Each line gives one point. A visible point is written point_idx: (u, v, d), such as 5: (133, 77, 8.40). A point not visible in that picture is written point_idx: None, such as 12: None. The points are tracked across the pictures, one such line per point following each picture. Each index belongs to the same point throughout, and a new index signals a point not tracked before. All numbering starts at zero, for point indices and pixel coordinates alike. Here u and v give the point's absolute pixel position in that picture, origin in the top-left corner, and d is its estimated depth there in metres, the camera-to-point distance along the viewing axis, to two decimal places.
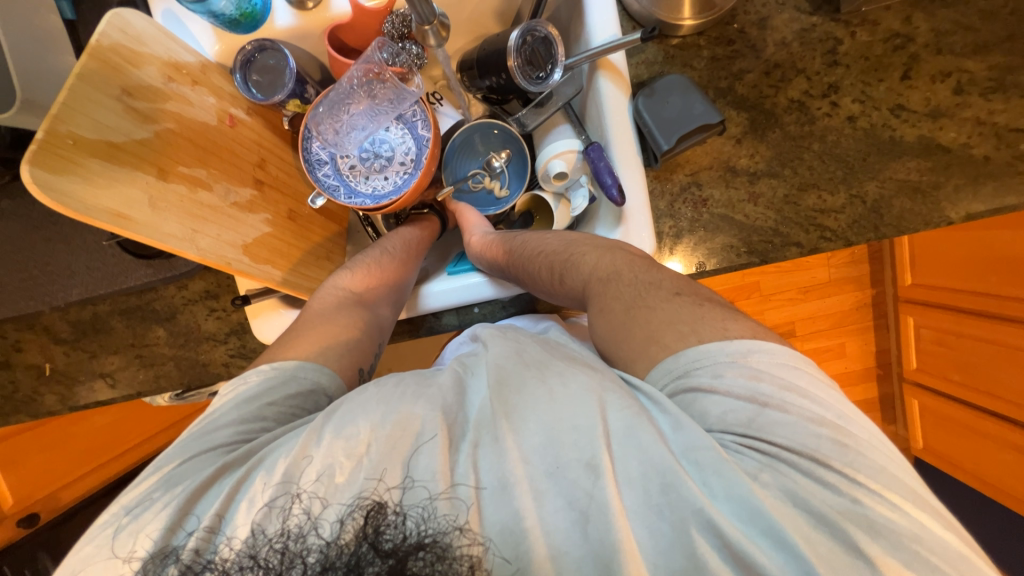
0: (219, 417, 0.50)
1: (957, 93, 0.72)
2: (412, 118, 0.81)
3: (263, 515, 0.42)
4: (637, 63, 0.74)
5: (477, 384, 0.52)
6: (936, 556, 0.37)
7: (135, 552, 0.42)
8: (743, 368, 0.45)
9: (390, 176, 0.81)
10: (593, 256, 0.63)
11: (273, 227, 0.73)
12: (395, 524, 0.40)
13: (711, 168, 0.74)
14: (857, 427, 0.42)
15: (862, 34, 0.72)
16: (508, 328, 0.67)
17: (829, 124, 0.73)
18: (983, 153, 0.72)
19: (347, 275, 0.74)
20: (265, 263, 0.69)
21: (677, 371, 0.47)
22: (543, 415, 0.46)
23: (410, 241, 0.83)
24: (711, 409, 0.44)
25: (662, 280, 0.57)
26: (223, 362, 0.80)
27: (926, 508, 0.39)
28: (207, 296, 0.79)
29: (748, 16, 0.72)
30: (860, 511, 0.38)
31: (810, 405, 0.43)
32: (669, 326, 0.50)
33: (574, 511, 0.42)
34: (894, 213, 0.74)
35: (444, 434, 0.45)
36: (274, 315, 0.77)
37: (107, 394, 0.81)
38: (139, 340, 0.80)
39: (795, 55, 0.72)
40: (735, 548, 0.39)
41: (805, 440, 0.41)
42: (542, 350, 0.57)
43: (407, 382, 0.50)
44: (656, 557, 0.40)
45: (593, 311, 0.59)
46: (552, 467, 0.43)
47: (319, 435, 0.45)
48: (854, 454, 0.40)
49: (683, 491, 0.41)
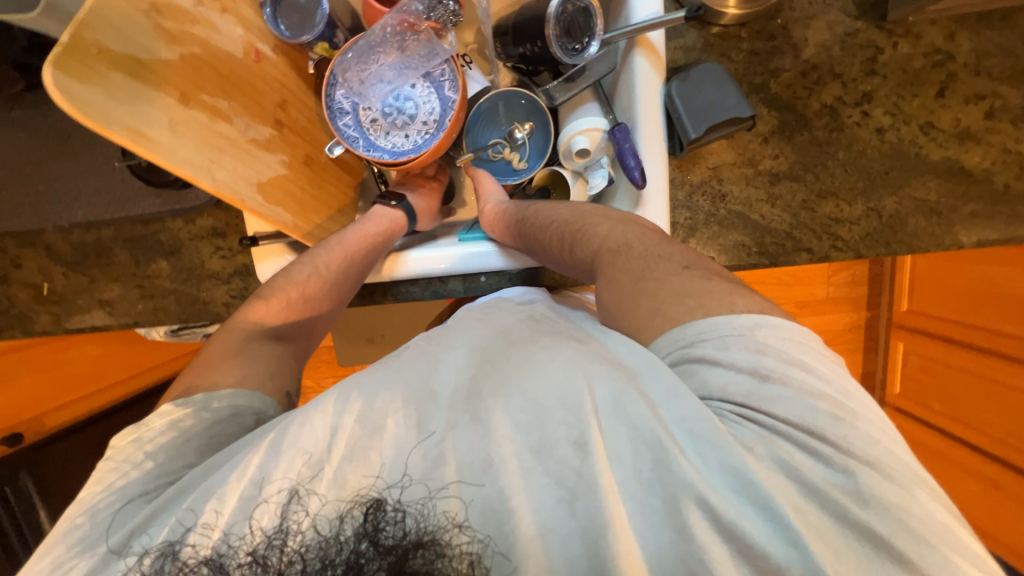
0: (163, 441, 0.53)
1: (988, 116, 0.72)
2: (440, 78, 0.79)
3: (262, 513, 0.44)
4: (675, 48, 0.72)
5: (459, 367, 0.54)
6: (922, 528, 0.38)
7: (130, 551, 0.46)
8: (749, 342, 0.46)
9: (411, 134, 0.80)
10: (605, 226, 0.63)
11: (289, 170, 0.71)
12: (395, 520, 0.43)
13: (734, 163, 0.74)
14: (858, 403, 0.43)
15: (904, 46, 0.71)
16: (497, 304, 0.68)
17: (856, 134, 0.73)
18: (1004, 182, 0.73)
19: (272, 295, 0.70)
20: (277, 205, 0.69)
21: (683, 341, 0.48)
22: (527, 392, 0.47)
23: (347, 245, 0.74)
24: (712, 380, 0.46)
25: (672, 253, 0.57)
26: (224, 302, 0.80)
27: (920, 485, 0.40)
28: (214, 233, 0.78)
29: (793, 13, 0.71)
30: (852, 482, 0.40)
31: (809, 379, 0.44)
32: (676, 299, 0.51)
33: (563, 489, 0.44)
34: (908, 230, 0.74)
35: (426, 428, 0.47)
36: (279, 261, 0.76)
37: (106, 322, 0.81)
38: (140, 271, 0.79)
39: (834, 59, 0.72)
40: (725, 517, 0.41)
41: (803, 413, 0.42)
42: (529, 330, 0.58)
43: (387, 375, 0.52)
44: (646, 529, 0.43)
45: (601, 282, 0.59)
46: (538, 444, 0.45)
47: (306, 428, 0.47)
48: (849, 427, 0.42)
49: (676, 467, 0.42)
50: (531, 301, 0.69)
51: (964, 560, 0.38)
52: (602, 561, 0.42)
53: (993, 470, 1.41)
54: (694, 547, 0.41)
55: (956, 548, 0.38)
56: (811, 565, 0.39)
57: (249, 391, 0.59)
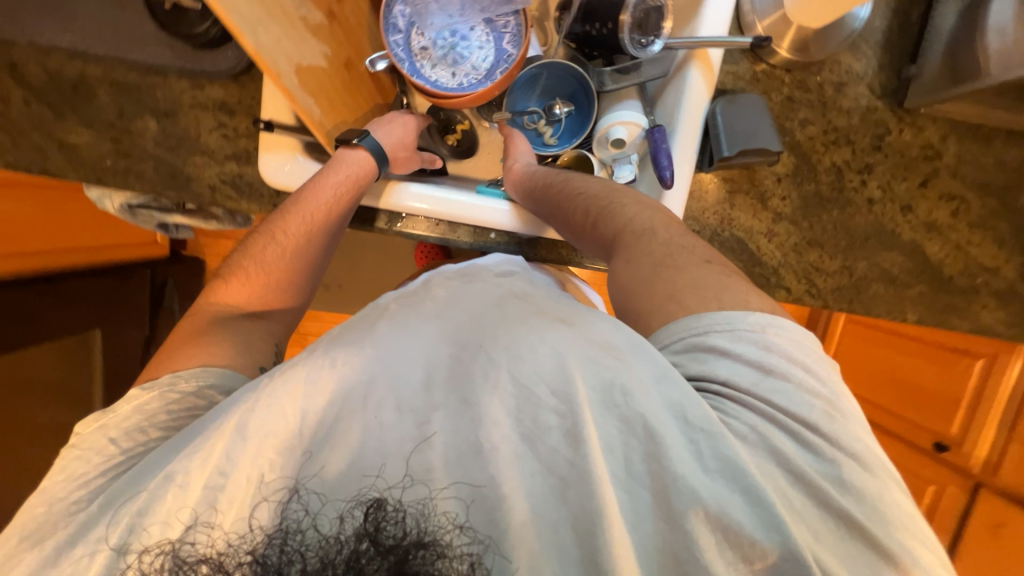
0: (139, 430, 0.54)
1: (953, 216, 0.83)
2: (502, 29, 0.78)
3: (258, 511, 0.46)
4: (727, 72, 0.78)
5: (434, 341, 0.53)
6: (889, 513, 0.43)
7: (130, 547, 0.46)
8: (759, 338, 0.49)
9: (458, 74, 0.78)
10: (634, 208, 0.64)
11: (329, 66, 0.67)
12: (395, 518, 0.44)
13: (747, 193, 0.80)
14: (846, 403, 0.47)
15: (907, 133, 0.80)
16: (476, 270, 0.66)
17: (852, 198, 0.82)
18: (950, 274, 0.84)
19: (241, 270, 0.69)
20: (310, 95, 0.64)
21: (697, 329, 0.51)
22: (517, 377, 0.50)
23: (310, 211, 0.69)
24: (721, 370, 0.48)
25: (694, 246, 0.60)
26: (211, 185, 0.73)
27: (888, 475, 0.45)
28: (220, 108, 0.71)
29: (831, 74, 0.78)
30: (835, 469, 0.44)
31: (807, 378, 0.47)
32: (691, 289, 0.54)
33: (555, 476, 0.46)
34: (869, 294, 0.84)
35: (412, 409, 0.49)
36: (286, 157, 0.71)
37: (61, 169, 0.70)
38: (122, 123, 0.70)
39: (853, 127, 0.80)
40: (715, 513, 0.43)
41: (801, 406, 0.46)
42: (511, 308, 0.57)
43: (357, 350, 0.52)
44: (633, 518, 0.46)
45: (619, 260, 0.60)
46: (528, 431, 0.48)
47: (278, 408, 0.49)
48: (839, 423, 0.45)
49: (669, 462, 0.45)
50: (511, 275, 0.66)
51: (920, 542, 0.42)
52: (595, 551, 0.44)
53: None
54: (683, 536, 0.44)
55: (913, 527, 0.43)
56: (791, 548, 0.42)
57: (219, 370, 0.60)
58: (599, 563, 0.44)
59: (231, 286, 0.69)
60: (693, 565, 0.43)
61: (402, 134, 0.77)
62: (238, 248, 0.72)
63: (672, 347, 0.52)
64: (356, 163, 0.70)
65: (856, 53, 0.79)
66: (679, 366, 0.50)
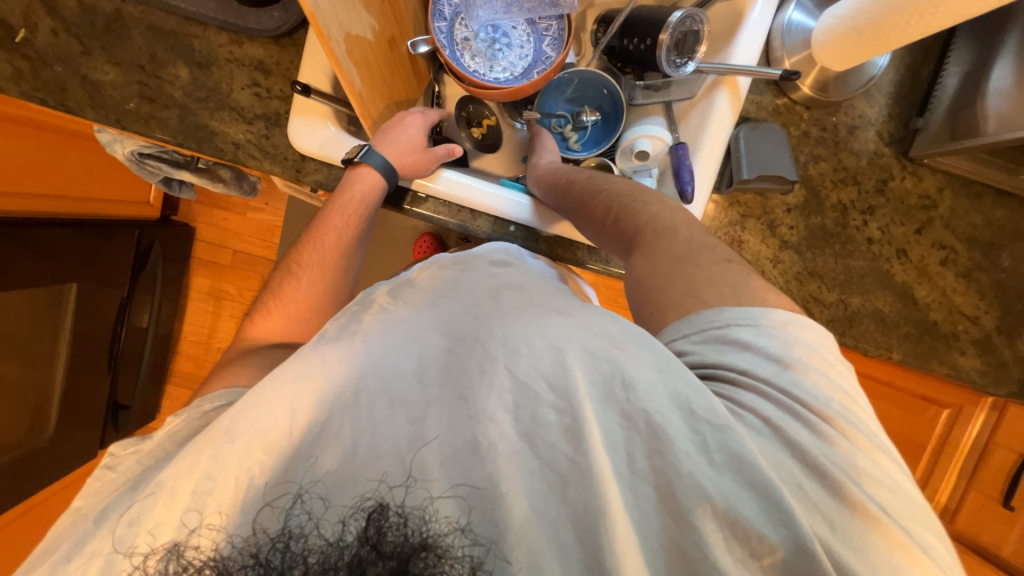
0: (159, 437, 0.56)
1: (942, 264, 0.88)
2: (543, 31, 0.80)
3: (263, 515, 0.46)
4: (752, 101, 0.83)
5: (427, 333, 0.54)
6: (899, 505, 0.43)
7: (136, 549, 0.45)
8: (782, 333, 0.49)
9: (495, 69, 0.80)
10: (656, 207, 0.65)
11: (374, 39, 0.67)
12: (398, 526, 0.44)
13: (758, 218, 0.83)
14: (859, 401, 0.48)
15: (908, 181, 0.86)
16: (470, 259, 0.65)
17: (853, 236, 0.86)
18: (934, 318, 0.88)
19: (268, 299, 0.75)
20: (354, 65, 0.63)
21: (719, 322, 0.51)
22: (514, 372, 0.49)
23: (322, 235, 0.74)
24: (741, 362, 0.49)
25: (716, 246, 0.60)
26: (235, 142, 0.71)
27: (898, 471, 0.45)
28: (257, 66, 0.71)
29: (846, 117, 0.83)
30: (851, 460, 0.44)
31: (828, 374, 0.48)
32: (710, 284, 0.54)
33: (554, 474, 0.46)
34: (859, 329, 0.88)
35: (405, 405, 0.49)
36: (317, 124, 0.70)
37: (79, 104, 0.68)
38: (152, 67, 0.70)
39: (860, 168, 0.84)
40: (723, 508, 0.43)
41: (820, 399, 0.46)
42: (506, 299, 0.57)
43: (346, 345, 0.52)
44: (636, 514, 0.45)
45: (638, 256, 0.62)
46: (525, 429, 0.48)
47: (264, 409, 0.48)
48: (854, 417, 0.46)
49: (672, 459, 0.45)
50: (505, 265, 0.64)
51: (929, 530, 0.43)
52: (599, 551, 0.44)
53: None
54: (691, 532, 0.44)
55: (921, 519, 0.44)
56: (800, 542, 0.41)
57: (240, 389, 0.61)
58: (602, 563, 0.44)
59: (259, 321, 0.73)
60: (701, 562, 0.43)
61: (406, 141, 0.74)
62: (267, 286, 0.77)
63: (692, 338, 0.52)
64: (360, 182, 0.72)
65: (869, 100, 0.84)
66: (699, 355, 0.51)
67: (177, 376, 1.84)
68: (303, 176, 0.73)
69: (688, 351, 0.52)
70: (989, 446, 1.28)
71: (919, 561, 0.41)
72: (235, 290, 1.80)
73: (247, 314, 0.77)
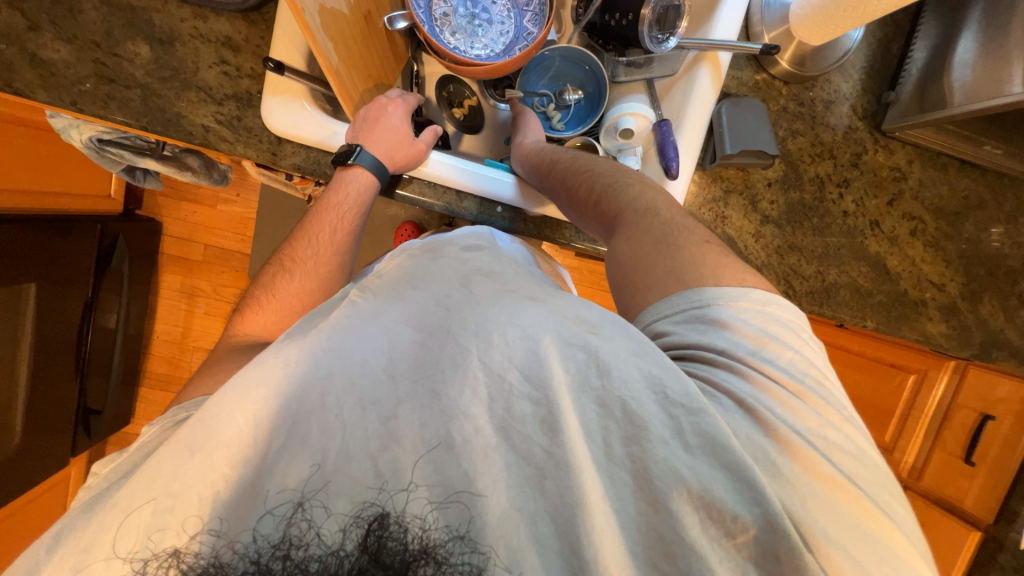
0: (150, 436, 0.55)
1: (911, 234, 0.91)
2: (524, 6, 0.78)
3: (261, 522, 0.44)
4: (732, 77, 0.83)
5: (396, 327, 0.52)
6: (870, 470, 0.45)
7: (136, 554, 0.44)
8: (761, 312, 0.50)
9: (476, 45, 0.78)
10: (638, 188, 0.65)
11: (349, 13, 0.64)
12: (398, 534, 0.43)
13: (740, 194, 0.85)
14: (830, 376, 0.50)
15: (880, 155, 0.88)
16: (439, 245, 0.64)
17: (830, 209, 0.88)
18: (905, 287, 0.92)
19: (252, 298, 0.72)
20: (330, 39, 0.60)
21: (699, 302, 0.51)
22: (487, 365, 0.48)
23: (309, 231, 0.72)
24: (723, 340, 0.49)
25: (696, 227, 0.60)
26: (204, 124, 0.67)
27: (864, 443, 0.47)
28: (224, 43, 0.67)
29: (822, 92, 0.85)
30: (822, 432, 0.45)
31: (802, 351, 0.49)
32: (692, 263, 0.54)
33: (530, 467, 0.45)
34: (836, 299, 0.91)
35: (375, 404, 0.47)
36: (293, 104, 0.67)
37: (26, 83, 0.63)
38: (108, 45, 0.65)
39: (836, 142, 0.87)
40: (698, 492, 0.42)
41: (796, 374, 0.47)
42: (478, 287, 0.55)
43: (311, 344, 0.50)
44: (616, 503, 0.44)
45: (619, 237, 0.61)
46: (503, 423, 0.46)
47: (229, 411, 0.46)
48: (828, 390, 0.48)
49: (645, 442, 0.44)
50: (477, 250, 0.63)
51: (897, 499, 0.45)
52: (577, 542, 0.43)
53: None
54: (670, 517, 0.42)
55: (890, 484, 0.46)
56: (769, 520, 0.40)
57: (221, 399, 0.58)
58: (581, 555, 0.43)
59: (250, 316, 0.70)
60: (680, 547, 0.42)
61: (392, 136, 0.71)
62: (257, 281, 0.74)
63: (673, 317, 0.52)
64: (356, 180, 0.71)
65: (844, 75, 0.86)
66: (679, 335, 0.51)
67: (151, 378, 1.77)
68: (279, 159, 0.70)
69: (669, 332, 0.52)
70: (951, 408, 1.36)
71: (893, 532, 0.42)
72: (209, 286, 1.73)
73: (236, 309, 0.74)
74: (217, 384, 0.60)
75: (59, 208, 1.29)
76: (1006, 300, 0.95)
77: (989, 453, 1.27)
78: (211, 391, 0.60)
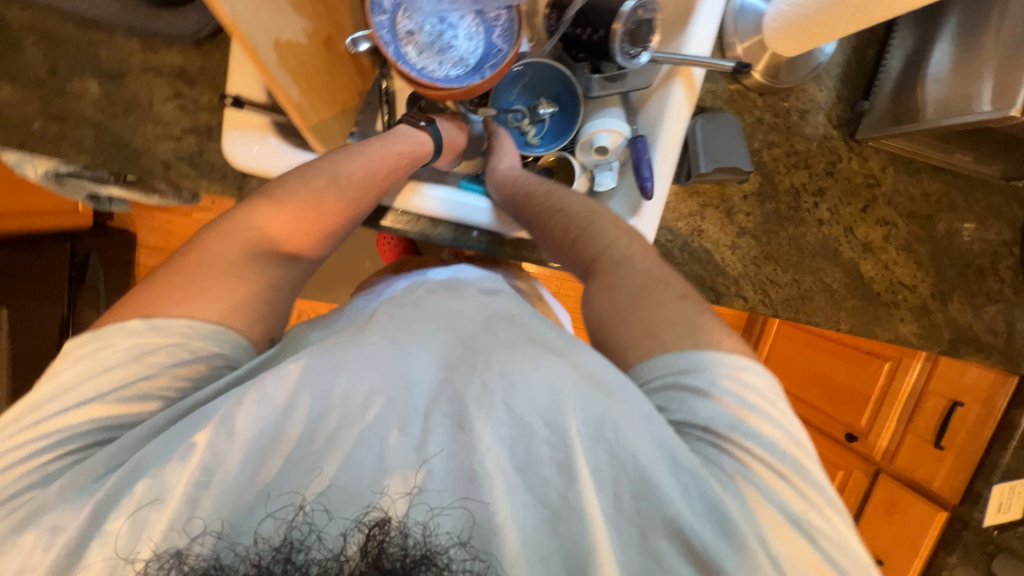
0: (97, 397, 0.45)
1: (884, 239, 0.93)
2: (493, 22, 0.75)
3: (262, 524, 0.43)
4: (706, 90, 0.82)
5: (427, 360, 0.53)
6: (852, 560, 0.45)
7: (136, 554, 0.42)
8: (736, 380, 0.51)
9: (445, 64, 0.74)
10: (614, 232, 0.66)
11: (308, 41, 0.62)
12: (398, 539, 0.42)
13: (716, 207, 0.85)
14: (809, 451, 0.50)
15: (854, 162, 0.88)
16: (460, 286, 0.64)
17: (805, 218, 0.89)
18: (878, 289, 0.94)
19: (265, 213, 0.61)
20: (288, 73, 0.58)
21: (678, 368, 0.52)
22: (511, 406, 0.50)
23: (364, 162, 0.67)
24: (701, 410, 0.49)
25: (672, 281, 0.61)
26: (164, 160, 0.65)
27: (847, 533, 0.46)
28: (178, 75, 0.64)
29: (796, 102, 0.85)
30: (807, 518, 0.46)
31: (782, 426, 0.50)
32: (668, 324, 0.55)
33: (546, 510, 0.47)
34: (812, 305, 0.92)
35: (404, 423, 0.49)
36: (256, 137, 0.65)
37: None
38: (55, 82, 0.62)
39: (811, 152, 0.86)
40: (697, 547, 0.44)
41: (777, 454, 0.48)
42: (505, 329, 0.57)
43: (344, 359, 0.51)
44: (620, 557, 0.46)
45: (595, 285, 0.63)
46: (522, 464, 0.48)
47: (258, 408, 0.47)
48: (808, 473, 0.48)
49: (650, 488, 0.46)
50: (494, 293, 0.64)
51: None
52: None
53: None
54: None
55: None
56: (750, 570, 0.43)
57: (236, 335, 0.52)
58: None
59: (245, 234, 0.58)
60: None
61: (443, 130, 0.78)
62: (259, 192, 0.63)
63: (652, 386, 0.53)
64: (414, 139, 0.75)
65: (819, 84, 0.85)
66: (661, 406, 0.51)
67: None
68: (246, 194, 0.68)
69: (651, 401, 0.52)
70: (922, 394, 1.43)
71: None
72: None
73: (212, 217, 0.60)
74: (240, 310, 0.53)
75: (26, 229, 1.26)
76: (974, 298, 0.97)
77: (956, 438, 1.31)
78: (186, 311, 0.50)
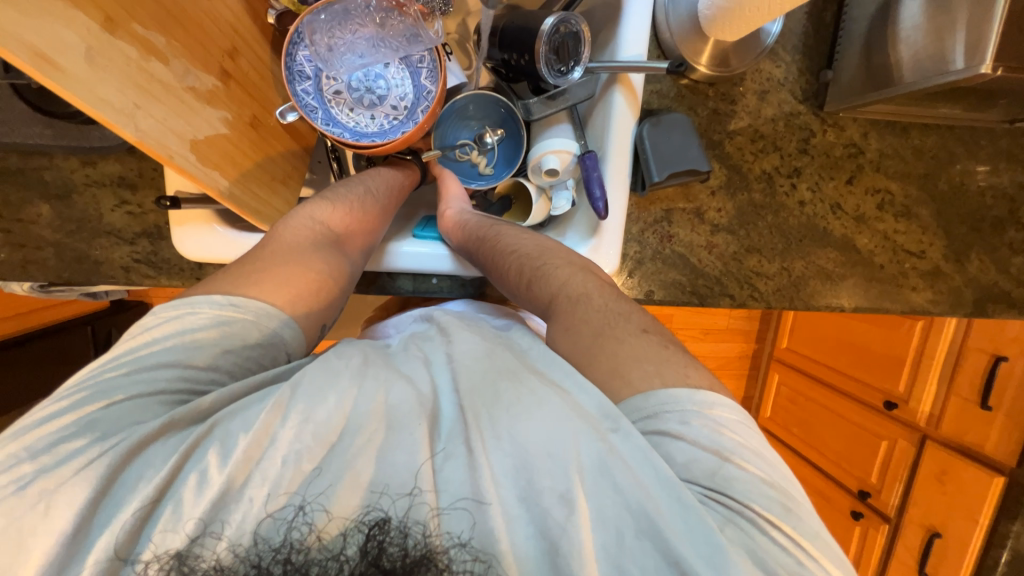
0: (166, 362, 0.48)
1: (879, 208, 0.85)
2: (418, 64, 0.73)
3: (262, 525, 0.42)
4: (651, 91, 0.78)
5: (446, 381, 0.54)
6: None
7: (138, 556, 0.41)
8: (708, 419, 0.49)
9: (378, 116, 0.74)
10: (567, 270, 0.65)
11: (230, 129, 0.62)
12: (398, 539, 0.41)
13: (684, 209, 0.81)
14: (795, 491, 0.48)
15: (830, 134, 0.82)
16: (479, 322, 0.67)
17: (784, 202, 0.83)
18: (881, 262, 0.87)
19: (324, 206, 0.69)
20: (213, 168, 0.59)
21: (646, 411, 0.51)
22: (524, 435, 0.47)
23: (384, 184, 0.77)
24: (677, 455, 0.48)
25: (631, 313, 0.60)
26: (123, 265, 0.68)
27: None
28: (120, 184, 0.66)
29: (753, 84, 0.79)
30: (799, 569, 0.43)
31: (762, 467, 0.48)
32: (634, 361, 0.54)
33: (547, 541, 0.44)
34: (808, 290, 0.86)
35: (426, 428, 0.48)
36: (202, 228, 0.66)
37: None
38: (11, 212, 0.66)
39: (778, 133, 0.81)
40: None
41: (759, 499, 0.45)
42: (527, 354, 0.57)
43: (372, 368, 0.51)
44: None
45: (557, 328, 0.61)
46: (525, 492, 0.45)
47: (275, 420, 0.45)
48: (796, 518, 0.45)
49: (655, 521, 0.43)
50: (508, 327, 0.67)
51: None
52: None
53: (821, 482, 1.80)
54: None
55: None
56: None
57: (281, 314, 0.56)
58: None
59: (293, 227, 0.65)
60: None
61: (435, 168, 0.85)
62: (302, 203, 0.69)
63: None
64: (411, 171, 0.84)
65: (775, 60, 0.79)
66: None
67: None
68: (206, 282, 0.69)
69: None
70: (962, 351, 1.32)
71: None
72: None
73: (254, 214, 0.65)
74: (296, 291, 0.58)
75: (47, 323, 1.35)
76: (996, 252, 0.89)
77: (1004, 395, 1.21)
78: (246, 290, 0.55)
